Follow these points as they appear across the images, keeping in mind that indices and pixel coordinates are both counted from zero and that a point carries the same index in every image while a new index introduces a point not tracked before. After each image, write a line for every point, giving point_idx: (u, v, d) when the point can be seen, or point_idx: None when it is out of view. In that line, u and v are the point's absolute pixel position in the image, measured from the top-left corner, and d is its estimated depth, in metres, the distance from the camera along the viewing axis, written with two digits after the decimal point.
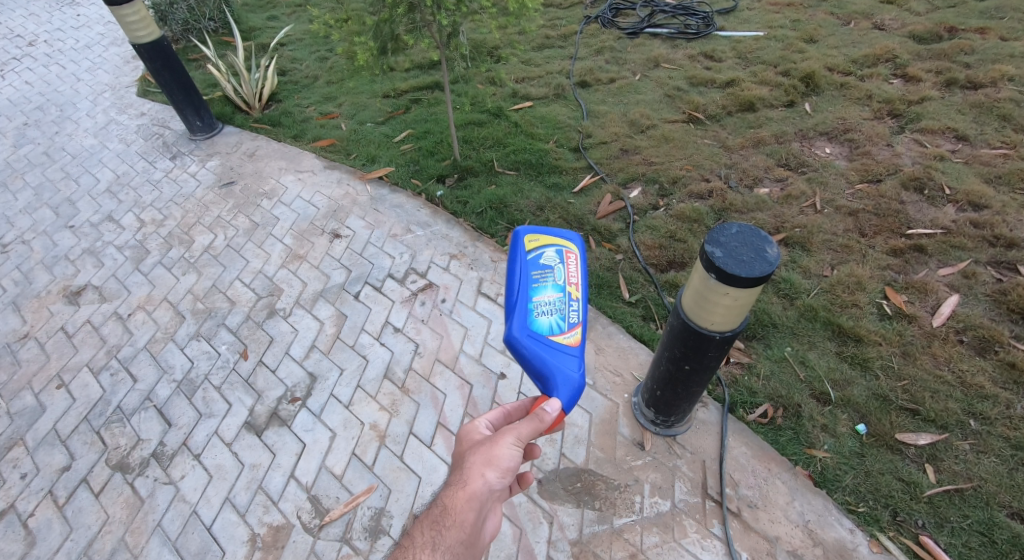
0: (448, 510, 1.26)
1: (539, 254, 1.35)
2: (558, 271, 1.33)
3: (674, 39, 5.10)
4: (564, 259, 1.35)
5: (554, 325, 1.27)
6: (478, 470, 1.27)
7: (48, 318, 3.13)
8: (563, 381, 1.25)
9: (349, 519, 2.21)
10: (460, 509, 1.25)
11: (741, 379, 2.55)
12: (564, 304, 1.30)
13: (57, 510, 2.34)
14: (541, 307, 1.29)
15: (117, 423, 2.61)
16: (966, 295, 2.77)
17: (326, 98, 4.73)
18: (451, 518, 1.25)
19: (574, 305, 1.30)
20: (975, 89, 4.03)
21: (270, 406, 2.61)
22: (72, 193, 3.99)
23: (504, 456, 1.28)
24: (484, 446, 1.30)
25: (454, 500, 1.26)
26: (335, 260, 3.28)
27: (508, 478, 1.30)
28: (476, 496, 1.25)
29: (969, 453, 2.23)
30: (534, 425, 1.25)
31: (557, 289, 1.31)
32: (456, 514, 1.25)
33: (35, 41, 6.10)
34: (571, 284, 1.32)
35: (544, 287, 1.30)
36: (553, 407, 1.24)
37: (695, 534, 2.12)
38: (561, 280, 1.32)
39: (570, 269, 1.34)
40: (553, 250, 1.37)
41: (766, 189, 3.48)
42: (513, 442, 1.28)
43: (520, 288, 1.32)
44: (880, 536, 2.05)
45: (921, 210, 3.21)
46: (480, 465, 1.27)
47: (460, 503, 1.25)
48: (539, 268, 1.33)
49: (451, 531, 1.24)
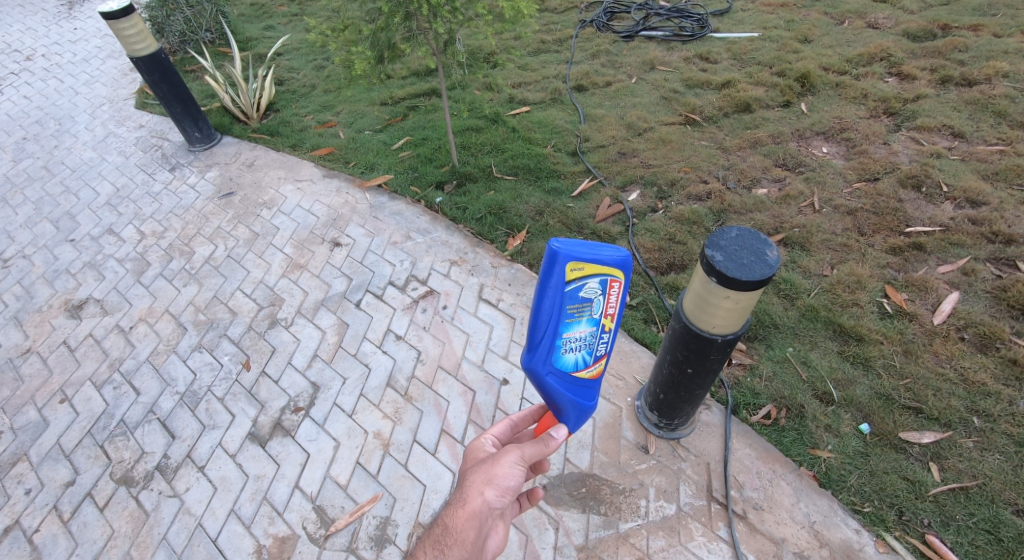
0: (449, 529, 1.30)
1: (580, 286, 1.37)
2: (596, 305, 1.40)
3: (669, 41, 5.12)
4: (604, 293, 1.40)
5: (580, 359, 1.42)
6: (479, 488, 1.33)
7: (50, 332, 3.13)
8: (579, 410, 1.45)
9: (354, 528, 2.21)
10: (462, 527, 1.29)
11: (744, 380, 2.55)
12: (593, 339, 1.43)
13: (62, 525, 2.33)
14: (572, 343, 1.40)
15: (121, 436, 2.61)
16: (966, 292, 2.78)
17: (324, 107, 4.75)
18: (453, 536, 1.28)
19: (603, 338, 1.44)
20: (969, 86, 4.04)
21: (273, 416, 2.61)
22: (72, 207, 4.00)
23: (506, 474, 1.35)
24: (485, 466, 1.37)
25: (456, 518, 1.30)
26: (335, 268, 3.29)
27: (508, 497, 1.36)
28: (477, 513, 1.30)
29: (973, 451, 2.23)
30: (539, 446, 1.40)
31: (591, 322, 1.41)
32: (458, 532, 1.29)
33: (33, 55, 6.12)
34: (604, 317, 1.42)
35: (579, 323, 1.39)
36: (560, 432, 1.44)
37: (702, 537, 2.12)
38: (596, 314, 1.41)
39: (608, 300, 1.41)
40: (596, 280, 1.38)
41: (764, 189, 3.48)
42: (514, 462, 1.37)
43: (555, 321, 1.37)
44: (886, 536, 2.05)
45: (919, 208, 3.22)
46: (481, 482, 1.34)
47: (462, 522, 1.30)
48: (577, 304, 1.38)
49: (453, 550, 1.27)
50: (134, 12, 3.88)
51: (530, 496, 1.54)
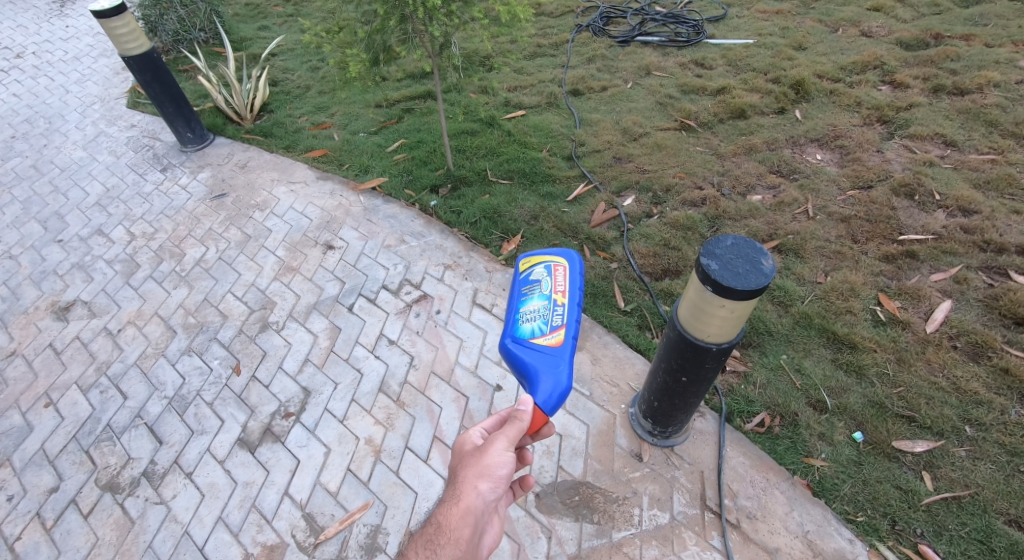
0: (443, 528, 1.28)
1: (529, 271, 1.42)
2: (546, 283, 1.36)
3: (665, 47, 5.13)
4: (552, 272, 1.37)
5: (537, 329, 1.28)
6: (471, 484, 1.29)
7: (36, 335, 3.08)
8: (545, 376, 1.23)
9: (345, 537, 2.18)
10: (455, 525, 1.27)
11: (738, 387, 2.55)
12: (549, 310, 1.31)
13: (45, 532, 2.29)
14: (527, 316, 1.32)
15: (107, 442, 2.57)
16: (959, 300, 2.79)
17: (318, 108, 4.72)
18: (447, 535, 1.27)
19: (559, 308, 1.29)
20: (962, 95, 4.07)
21: (263, 422, 2.57)
22: (61, 207, 3.94)
23: (497, 466, 1.29)
24: (476, 458, 1.31)
25: (450, 516, 1.28)
26: (328, 271, 3.26)
27: (502, 489, 1.33)
28: (471, 510, 1.28)
29: (965, 460, 2.23)
30: (514, 425, 1.26)
31: (543, 297, 1.33)
32: (452, 530, 1.27)
33: (23, 53, 6.05)
34: (557, 292, 1.33)
35: (530, 299, 1.35)
36: (528, 405, 1.24)
37: (695, 546, 2.10)
38: (548, 289, 1.34)
39: (556, 279, 1.35)
40: (543, 265, 1.40)
41: (759, 196, 3.49)
42: (503, 451, 1.28)
43: (515, 303, 1.37)
44: (879, 546, 2.04)
45: (912, 216, 3.23)
46: (474, 478, 1.29)
47: (456, 520, 1.28)
48: (529, 284, 1.38)
49: (446, 549, 1.26)
50: (127, 10, 3.83)
51: (526, 481, 1.48)
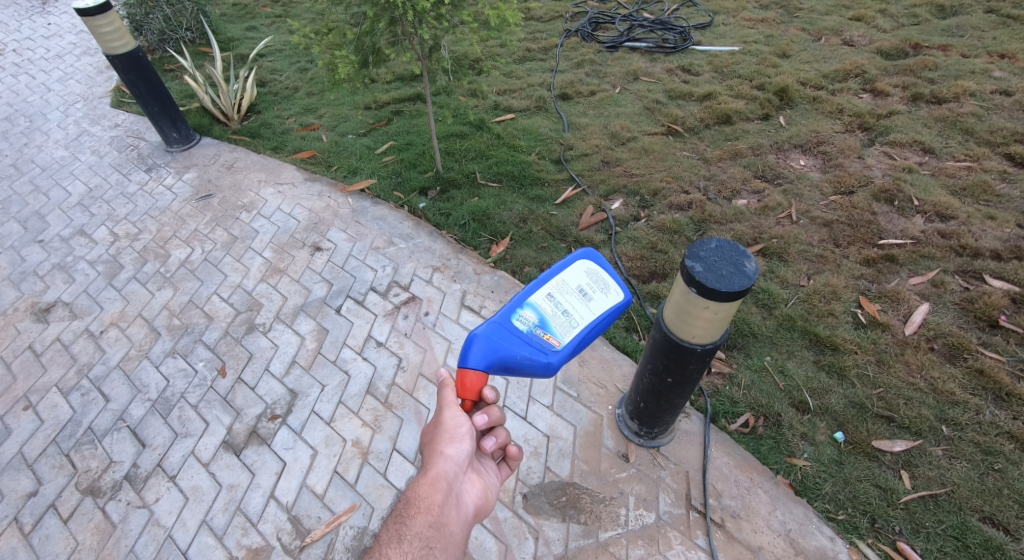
0: (413, 500, 1.39)
1: None
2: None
3: (652, 53, 5.19)
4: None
5: None
6: (434, 453, 1.42)
7: (15, 336, 3.03)
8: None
9: (331, 539, 2.17)
10: (425, 494, 1.39)
11: (723, 389, 2.58)
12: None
13: (23, 538, 2.25)
14: None
15: (88, 445, 2.53)
16: (936, 303, 2.86)
17: (307, 110, 4.70)
18: (417, 504, 1.38)
19: None
20: (939, 104, 4.18)
21: (249, 425, 2.55)
22: (42, 207, 3.88)
23: (451, 428, 1.42)
24: (433, 430, 1.45)
25: (419, 487, 1.40)
26: (315, 273, 3.25)
27: (465, 452, 1.43)
28: (438, 477, 1.40)
29: (942, 459, 2.29)
30: (443, 387, 1.44)
31: None
32: (421, 500, 1.38)
33: (3, 50, 5.94)
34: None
35: None
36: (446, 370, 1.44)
37: (680, 546, 2.13)
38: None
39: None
40: None
41: (744, 200, 3.54)
42: (451, 412, 1.42)
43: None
44: (859, 544, 2.09)
45: (892, 221, 3.31)
46: (435, 446, 1.42)
47: (425, 489, 1.40)
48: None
49: (418, 517, 1.36)
50: (111, 9, 3.79)
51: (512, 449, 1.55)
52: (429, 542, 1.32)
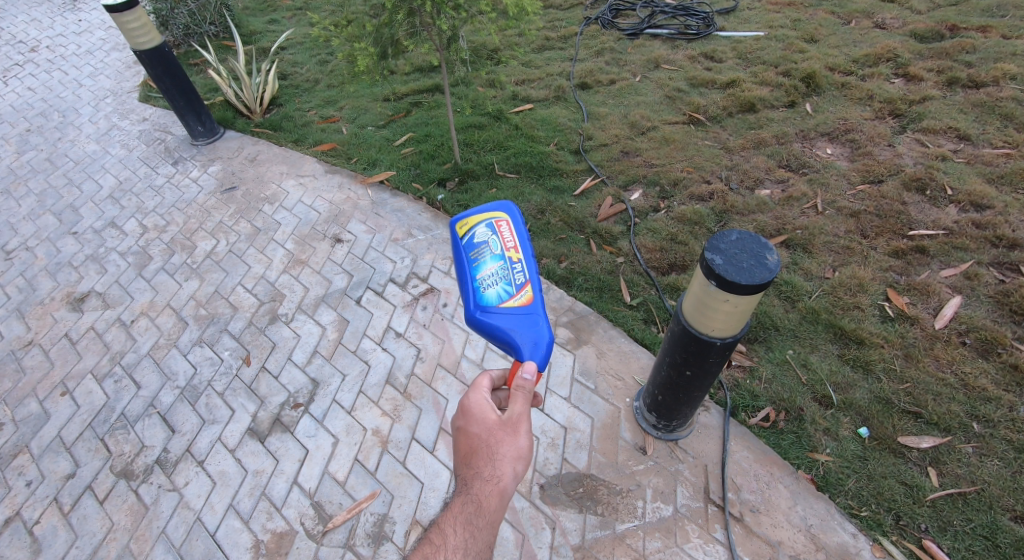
0: (481, 509, 1.22)
1: (471, 235, 1.35)
2: (496, 243, 1.32)
3: (674, 40, 5.09)
4: (498, 228, 1.33)
5: (501, 293, 1.25)
6: (508, 465, 1.27)
7: (52, 325, 3.14)
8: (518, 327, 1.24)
9: (352, 525, 2.22)
10: (495, 505, 1.23)
11: (743, 382, 2.55)
12: (508, 269, 1.27)
13: (62, 517, 2.35)
14: (486, 280, 1.27)
15: (121, 430, 2.62)
16: (969, 296, 2.76)
17: (327, 102, 4.74)
18: (486, 516, 1.21)
19: (516, 266, 1.28)
20: (976, 88, 4.01)
21: (272, 412, 2.61)
22: (75, 200, 4.00)
23: (528, 445, 1.30)
24: (507, 438, 1.30)
25: (488, 497, 1.23)
26: (336, 264, 3.29)
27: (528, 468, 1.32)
28: (508, 492, 1.26)
29: (972, 456, 2.22)
30: (522, 393, 1.28)
31: (496, 258, 1.29)
32: (491, 513, 1.22)
33: (38, 47, 6.11)
34: (509, 250, 1.30)
35: (485, 262, 1.29)
36: (532, 373, 1.25)
37: (698, 539, 2.12)
38: (499, 249, 1.31)
39: (505, 236, 1.32)
40: (484, 225, 1.35)
41: (768, 190, 3.47)
42: (530, 428, 1.32)
43: (464, 272, 1.32)
44: (882, 541, 2.05)
45: (923, 211, 3.20)
46: (510, 458, 1.27)
47: (494, 500, 1.24)
48: (475, 248, 1.32)
49: (485, 531, 1.20)
50: (138, 4, 3.87)
51: None
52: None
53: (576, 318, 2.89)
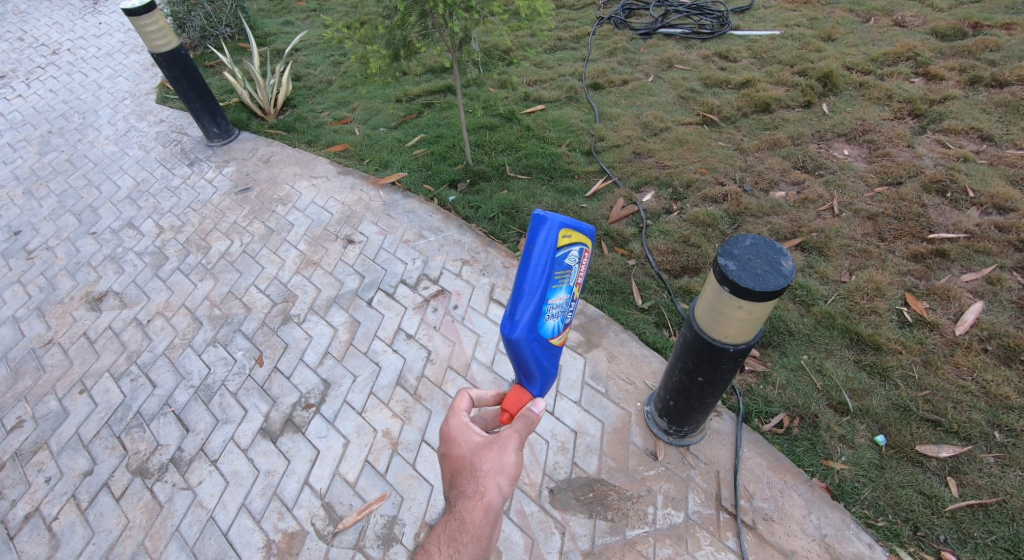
0: (465, 523, 1.21)
1: (566, 252, 1.44)
2: (573, 274, 1.48)
3: (688, 39, 5.04)
4: (582, 261, 1.50)
5: (554, 327, 1.48)
6: (493, 480, 1.27)
7: (71, 324, 3.20)
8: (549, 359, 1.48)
9: (362, 526, 2.23)
10: (478, 521, 1.21)
11: (757, 388, 2.51)
12: (565, 307, 1.49)
13: (80, 513, 2.39)
14: (552, 310, 1.46)
15: (137, 428, 2.66)
16: (991, 301, 2.70)
17: (340, 103, 4.77)
18: (470, 530, 1.19)
19: (571, 304, 1.52)
20: (1000, 87, 3.92)
21: (284, 413, 2.63)
22: (94, 200, 4.07)
23: (513, 461, 1.31)
24: (491, 454, 1.31)
25: (472, 511, 1.22)
26: (348, 265, 3.31)
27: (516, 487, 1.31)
28: (493, 506, 1.24)
29: (993, 466, 2.17)
30: (526, 424, 1.37)
31: (567, 289, 1.48)
32: (475, 527, 1.20)
33: (59, 50, 6.23)
34: (576, 285, 1.51)
35: (560, 291, 1.46)
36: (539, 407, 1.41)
37: (710, 546, 2.09)
38: (571, 282, 1.49)
39: (581, 270, 1.51)
40: (577, 249, 1.47)
41: (782, 192, 3.42)
42: (517, 446, 1.33)
43: (542, 287, 1.41)
44: (900, 552, 2.00)
45: (943, 214, 3.13)
46: (493, 472, 1.28)
47: (478, 515, 1.22)
48: (562, 270, 1.44)
49: (469, 546, 1.18)
50: (156, 8, 3.92)
51: None
52: None
53: (587, 320, 2.87)
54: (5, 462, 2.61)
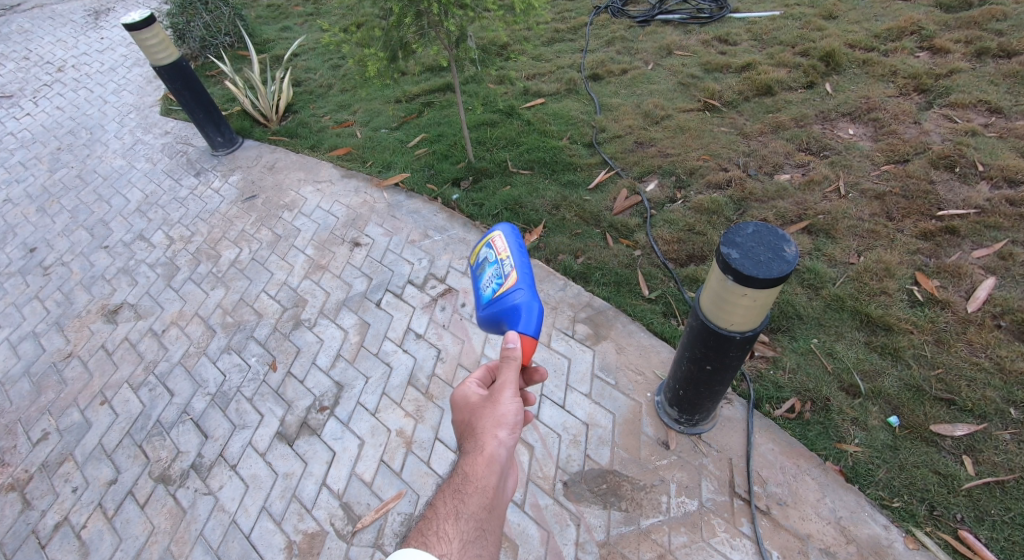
0: (468, 476, 1.23)
1: (482, 253, 1.49)
2: (492, 252, 1.44)
3: (687, 24, 4.99)
4: (496, 240, 1.45)
5: (496, 288, 1.38)
6: (491, 433, 1.28)
7: (89, 337, 3.26)
8: (512, 309, 1.32)
9: (381, 524, 2.27)
10: (481, 473, 1.23)
11: (767, 373, 2.51)
12: (498, 269, 1.40)
13: (108, 521, 2.45)
14: (489, 283, 1.41)
15: (158, 436, 2.72)
16: (1003, 277, 2.67)
17: (341, 106, 4.80)
18: (473, 483, 1.21)
19: (505, 262, 1.39)
20: (1008, 57, 3.85)
21: (300, 416, 2.68)
22: (105, 214, 4.14)
23: (509, 412, 1.31)
24: (487, 407, 1.32)
25: (473, 465, 1.24)
26: (355, 268, 3.34)
27: (516, 434, 1.32)
28: (496, 458, 1.26)
29: (1009, 443, 2.16)
30: (511, 363, 1.32)
31: (492, 263, 1.42)
32: (480, 478, 1.22)
33: (64, 66, 6.31)
34: (500, 253, 1.42)
35: (486, 270, 1.44)
36: (515, 339, 1.31)
37: (725, 533, 2.10)
38: (494, 256, 1.43)
39: (499, 243, 1.44)
40: (487, 243, 1.48)
41: (787, 175, 3.40)
42: (511, 395, 1.32)
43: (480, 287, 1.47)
44: (916, 532, 2.01)
45: (952, 190, 3.09)
46: (491, 426, 1.29)
47: (481, 468, 1.24)
48: (485, 263, 1.46)
49: (474, 496, 1.19)
50: (155, 21, 3.96)
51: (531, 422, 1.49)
52: (483, 523, 1.16)
53: (595, 313, 2.88)
54: (33, 474, 2.68)
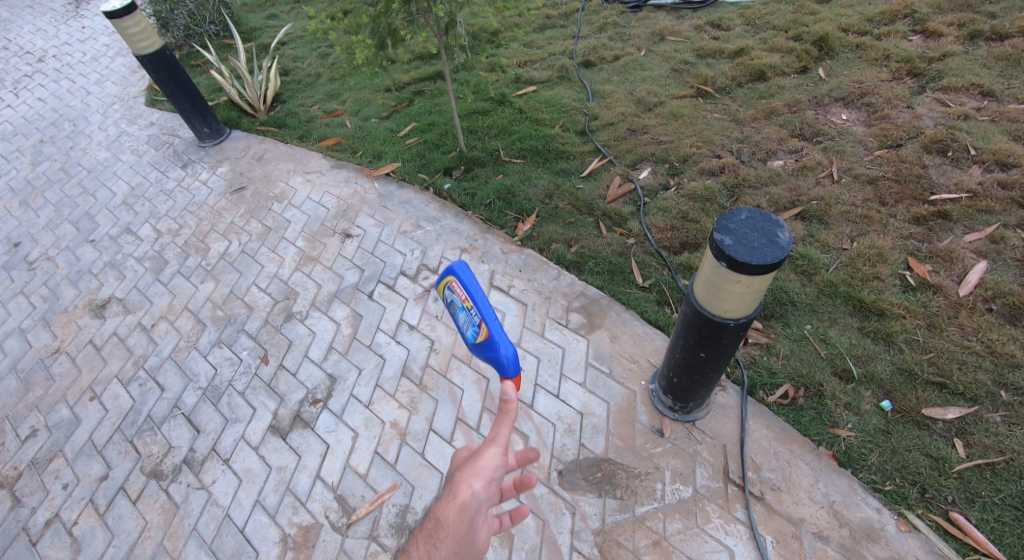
0: (441, 522, 1.25)
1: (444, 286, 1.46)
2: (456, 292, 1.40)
3: (679, 9, 4.94)
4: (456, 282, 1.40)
5: (471, 335, 1.37)
6: (466, 481, 1.26)
7: (77, 332, 3.22)
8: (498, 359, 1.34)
9: (376, 516, 2.26)
10: (453, 519, 1.24)
11: (760, 359, 2.51)
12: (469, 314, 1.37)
13: (99, 517, 2.43)
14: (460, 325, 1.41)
15: (149, 431, 2.70)
16: (995, 261, 2.67)
17: (330, 95, 4.73)
18: (445, 528, 1.24)
19: (473, 309, 1.35)
20: (1001, 40, 3.84)
21: (293, 409, 2.66)
22: (90, 207, 4.07)
23: (490, 465, 1.26)
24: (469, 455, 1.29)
25: (445, 510, 1.25)
26: (347, 260, 3.31)
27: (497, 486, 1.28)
28: (469, 506, 1.25)
29: (999, 425, 2.18)
30: (503, 416, 1.25)
31: (460, 306, 1.39)
32: (450, 525, 1.24)
33: (44, 57, 6.18)
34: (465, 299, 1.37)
35: (456, 311, 1.42)
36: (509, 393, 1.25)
37: (719, 519, 2.11)
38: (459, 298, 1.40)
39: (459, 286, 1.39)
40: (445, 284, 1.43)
41: (781, 161, 3.38)
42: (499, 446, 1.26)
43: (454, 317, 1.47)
44: (908, 515, 2.02)
45: (944, 174, 3.09)
46: (467, 475, 1.26)
47: (453, 514, 1.25)
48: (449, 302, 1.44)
49: (444, 544, 1.22)
50: (137, 9, 3.87)
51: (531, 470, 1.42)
52: None
53: (589, 301, 2.87)
54: (22, 471, 2.65)
